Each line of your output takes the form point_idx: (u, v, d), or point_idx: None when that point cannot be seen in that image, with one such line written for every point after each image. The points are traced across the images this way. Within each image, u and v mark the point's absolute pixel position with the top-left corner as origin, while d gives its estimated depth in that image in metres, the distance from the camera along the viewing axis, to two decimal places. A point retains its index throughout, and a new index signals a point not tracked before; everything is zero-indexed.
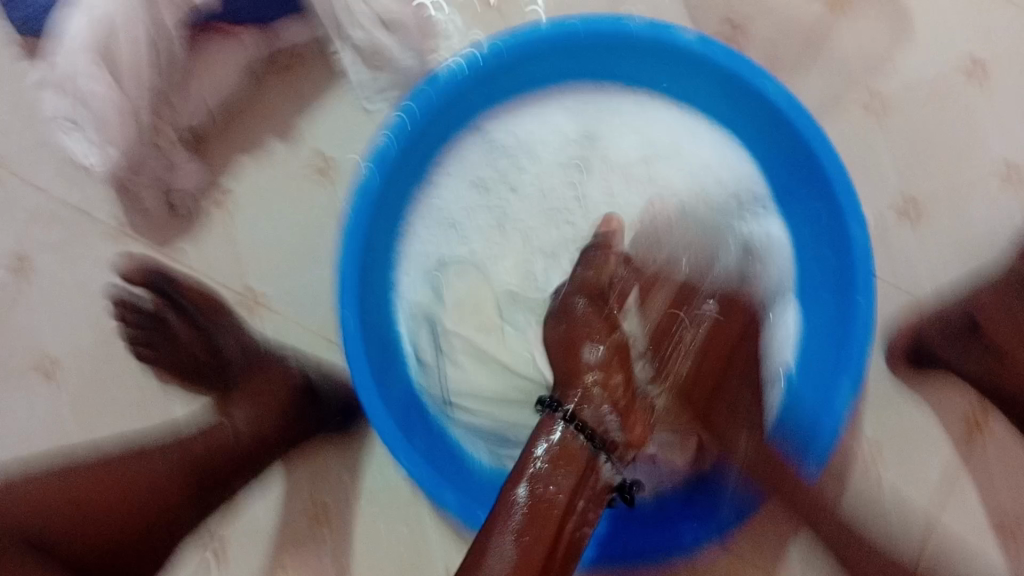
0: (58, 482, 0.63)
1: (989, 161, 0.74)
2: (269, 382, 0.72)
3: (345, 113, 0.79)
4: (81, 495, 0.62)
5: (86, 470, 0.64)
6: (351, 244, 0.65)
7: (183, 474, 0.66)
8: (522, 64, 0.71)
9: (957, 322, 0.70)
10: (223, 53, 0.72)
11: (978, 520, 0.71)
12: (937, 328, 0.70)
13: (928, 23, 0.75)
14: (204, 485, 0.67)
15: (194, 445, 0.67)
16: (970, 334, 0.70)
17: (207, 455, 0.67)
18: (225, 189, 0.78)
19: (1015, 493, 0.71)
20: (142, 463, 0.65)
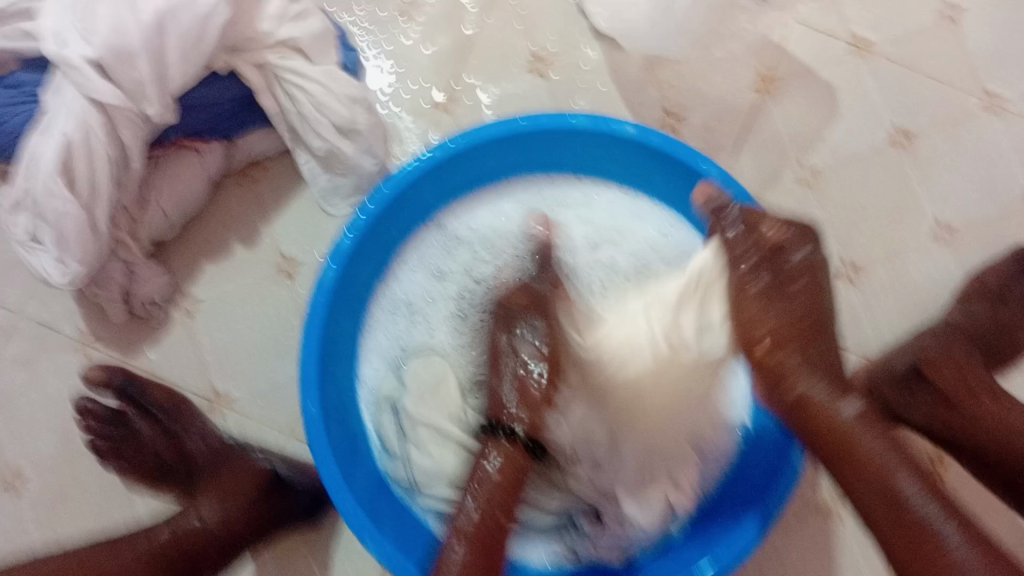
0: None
1: (924, 223, 0.81)
2: (238, 479, 0.71)
3: (304, 213, 0.82)
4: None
5: (61, 571, 0.61)
6: (311, 341, 0.66)
7: (153, 571, 0.64)
8: (471, 160, 0.73)
9: (904, 372, 0.71)
10: (186, 167, 0.77)
11: None
12: (888, 380, 0.72)
13: (851, 100, 0.83)
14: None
15: (164, 541, 0.66)
16: (916, 380, 0.69)
17: (177, 550, 0.66)
18: (191, 296, 0.81)
19: None
20: (110, 562, 0.63)
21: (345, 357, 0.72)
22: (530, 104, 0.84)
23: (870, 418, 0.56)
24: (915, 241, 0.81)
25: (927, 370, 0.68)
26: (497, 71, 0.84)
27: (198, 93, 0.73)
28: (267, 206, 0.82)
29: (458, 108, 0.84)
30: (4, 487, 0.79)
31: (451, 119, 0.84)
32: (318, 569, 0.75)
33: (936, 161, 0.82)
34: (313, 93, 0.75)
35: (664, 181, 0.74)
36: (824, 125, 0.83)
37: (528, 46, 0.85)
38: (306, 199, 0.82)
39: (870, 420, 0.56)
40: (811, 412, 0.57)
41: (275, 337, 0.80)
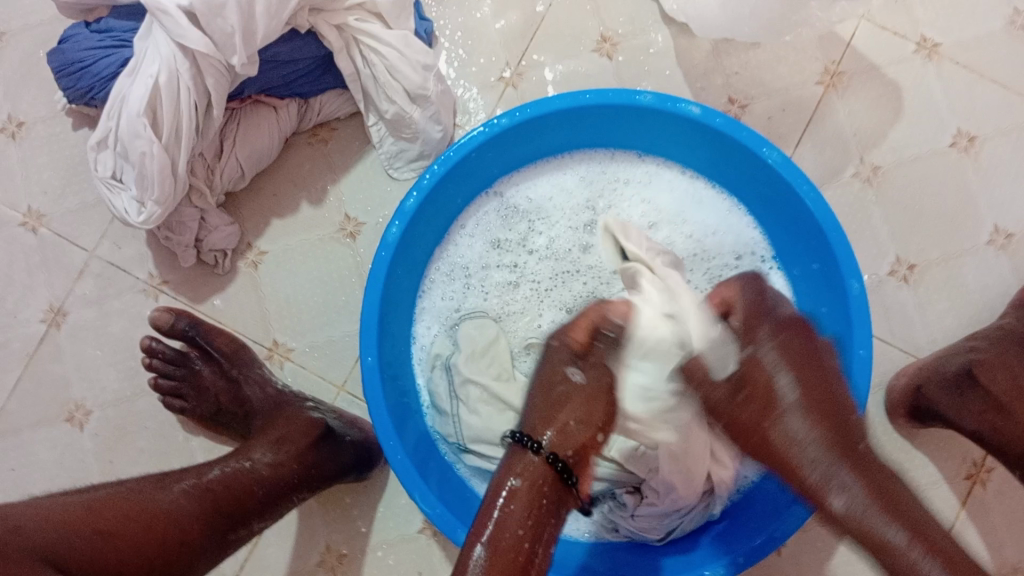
0: (82, 504, 0.59)
1: (983, 229, 0.81)
2: (291, 425, 0.73)
3: (368, 176, 0.84)
4: (110, 517, 0.58)
5: (113, 499, 0.60)
6: (373, 294, 0.69)
7: (202, 506, 0.63)
8: (537, 133, 0.74)
9: (954, 373, 0.71)
10: (261, 122, 0.80)
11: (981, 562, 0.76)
12: (939, 378, 0.72)
13: (916, 100, 0.84)
14: (225, 518, 0.64)
15: (214, 481, 0.66)
16: (967, 384, 0.70)
17: (227, 490, 0.65)
18: (256, 249, 0.84)
19: (1016, 540, 0.77)
20: (160, 496, 0.62)
21: (403, 316, 0.75)
22: (593, 82, 0.86)
23: (869, 499, 0.47)
24: (972, 245, 0.81)
25: (979, 372, 0.70)
26: (565, 51, 0.86)
27: (274, 51, 0.76)
28: (335, 166, 0.84)
29: (525, 83, 0.86)
30: (67, 419, 0.82)
31: (515, 93, 0.86)
32: (362, 518, 0.79)
33: (998, 167, 0.83)
34: (386, 58, 0.78)
35: (729, 167, 0.75)
36: (887, 124, 0.83)
37: (598, 26, 0.86)
38: (371, 162, 0.84)
39: (869, 502, 0.48)
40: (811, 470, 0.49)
41: (335, 294, 0.83)
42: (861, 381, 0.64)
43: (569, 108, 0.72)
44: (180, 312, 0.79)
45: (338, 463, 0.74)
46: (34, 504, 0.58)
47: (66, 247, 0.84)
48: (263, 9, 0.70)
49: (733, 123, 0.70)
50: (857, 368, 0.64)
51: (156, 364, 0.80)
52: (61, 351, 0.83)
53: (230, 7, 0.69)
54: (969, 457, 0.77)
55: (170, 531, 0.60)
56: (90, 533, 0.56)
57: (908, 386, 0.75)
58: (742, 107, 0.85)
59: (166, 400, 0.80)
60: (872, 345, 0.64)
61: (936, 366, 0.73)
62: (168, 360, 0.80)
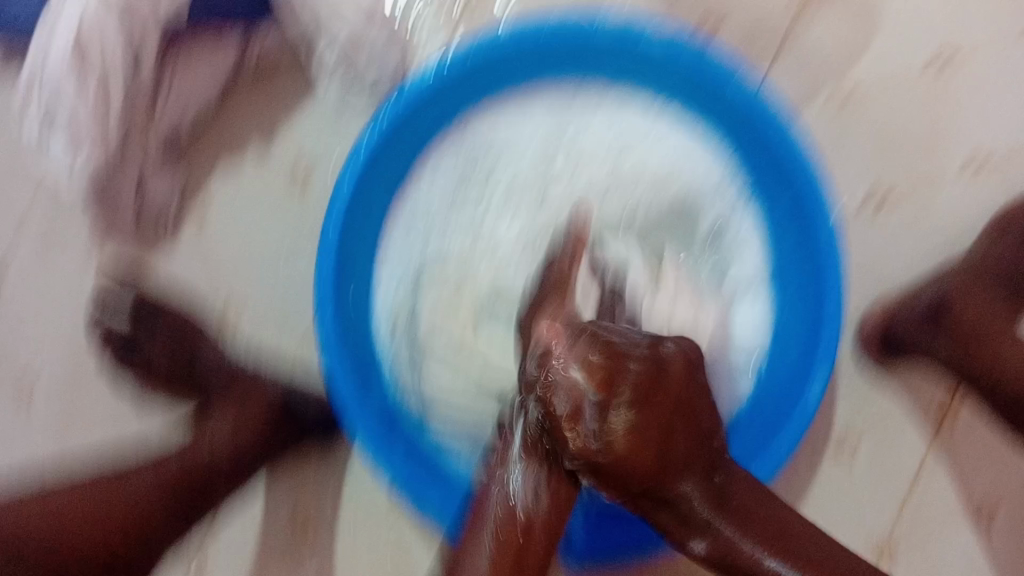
0: (42, 496, 0.62)
1: (958, 152, 0.80)
2: (248, 397, 0.75)
3: (317, 120, 0.79)
4: (72, 505, 0.62)
5: (71, 488, 0.63)
6: (321, 264, 0.66)
7: (167, 481, 0.67)
8: (493, 68, 0.70)
9: (923, 308, 0.74)
10: (197, 67, 0.75)
11: (948, 496, 0.78)
12: (911, 317, 0.74)
13: (896, 16, 0.79)
14: (187, 496, 0.68)
15: (169, 462, 0.69)
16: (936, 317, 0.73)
17: (186, 471, 0.69)
18: (202, 204, 0.79)
19: (986, 476, 0.78)
20: (123, 481, 0.65)
21: (359, 275, 0.72)
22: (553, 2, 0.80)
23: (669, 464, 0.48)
24: (946, 170, 0.79)
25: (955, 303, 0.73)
26: None
27: None
28: (281, 112, 0.79)
29: (482, 11, 0.79)
30: (17, 389, 0.79)
31: (476, 15, 0.79)
32: (330, 477, 0.78)
33: (977, 87, 0.80)
34: None
35: (706, 96, 0.70)
36: (863, 46, 0.79)
37: None
38: (321, 106, 0.79)
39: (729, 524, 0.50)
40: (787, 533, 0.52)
41: (284, 250, 0.79)
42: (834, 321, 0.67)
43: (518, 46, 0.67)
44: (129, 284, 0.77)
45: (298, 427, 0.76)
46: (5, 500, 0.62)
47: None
48: None
49: (703, 55, 0.67)
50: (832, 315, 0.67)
51: (106, 339, 0.78)
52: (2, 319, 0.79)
53: None
54: (937, 398, 0.78)
55: (132, 513, 0.63)
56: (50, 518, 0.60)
57: (879, 329, 0.77)
58: (717, 24, 0.79)
59: (118, 365, 0.78)
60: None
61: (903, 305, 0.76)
62: (121, 326, 0.77)
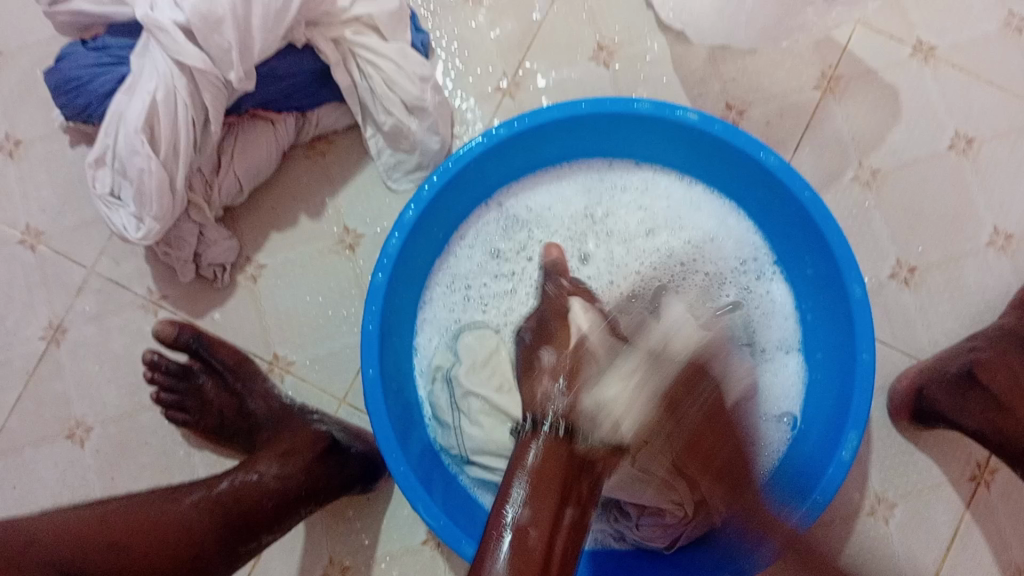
0: (99, 511, 0.60)
1: (982, 229, 0.82)
2: (297, 439, 0.74)
3: (367, 187, 0.84)
4: (127, 530, 0.59)
5: (120, 509, 0.61)
6: (372, 308, 0.69)
7: (205, 520, 0.62)
8: (535, 140, 0.74)
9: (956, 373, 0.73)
10: (258, 136, 0.80)
11: (987, 567, 0.77)
12: (942, 380, 0.74)
13: (914, 103, 0.84)
14: (236, 527, 0.64)
15: (220, 489, 0.66)
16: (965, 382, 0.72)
17: (236, 501, 0.65)
18: (256, 264, 0.84)
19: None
20: (171, 506, 0.62)
21: (403, 327, 0.74)
22: (587, 89, 0.86)
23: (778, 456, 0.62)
24: (970, 246, 0.82)
25: (979, 372, 0.71)
26: (561, 58, 0.86)
27: (270, 66, 0.75)
28: (333, 179, 0.85)
29: (522, 93, 0.86)
30: (67, 437, 0.82)
31: (513, 103, 0.86)
32: (365, 530, 0.78)
33: (997, 169, 0.83)
34: (384, 70, 0.77)
35: (731, 177, 0.75)
36: (884, 128, 0.84)
37: (597, 35, 0.86)
38: (368, 176, 0.85)
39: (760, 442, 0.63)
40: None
41: (333, 307, 0.83)
42: (864, 383, 0.65)
43: (566, 117, 0.72)
44: (180, 324, 0.81)
45: (346, 477, 0.74)
46: (63, 515, 0.59)
47: (65, 264, 0.84)
48: (259, 24, 0.69)
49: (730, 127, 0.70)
50: (861, 373, 0.65)
51: (156, 383, 0.80)
52: (60, 368, 0.83)
53: (226, 21, 0.67)
54: (972, 459, 0.78)
55: (183, 543, 0.60)
56: (102, 546, 0.57)
57: (913, 386, 0.76)
58: (740, 113, 0.85)
59: (168, 414, 0.80)
60: (875, 349, 0.65)
61: (942, 367, 0.75)
62: (170, 374, 0.80)
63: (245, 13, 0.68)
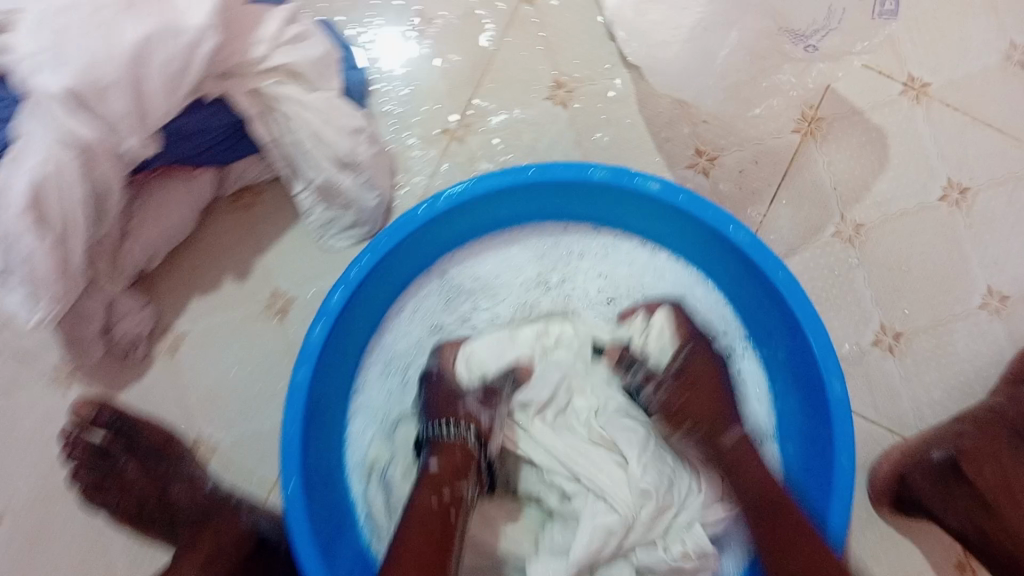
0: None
1: (975, 291, 0.75)
2: (221, 539, 0.66)
3: (298, 246, 0.76)
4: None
5: None
6: (294, 410, 0.61)
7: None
8: (479, 206, 0.66)
9: (941, 463, 0.66)
10: (171, 196, 0.71)
11: None
12: (924, 471, 0.67)
13: (902, 147, 0.76)
14: None
15: None
16: (952, 474, 0.66)
17: None
18: (178, 333, 0.76)
19: None
20: None
21: (331, 417, 0.67)
22: (540, 130, 0.77)
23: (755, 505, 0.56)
24: (961, 309, 0.75)
25: (965, 464, 0.65)
26: (513, 98, 0.77)
27: (177, 123, 0.65)
28: (261, 236, 0.76)
29: (471, 136, 0.77)
30: None
31: (461, 147, 0.77)
32: None
33: (992, 221, 0.76)
34: (311, 125, 0.68)
35: (698, 244, 0.68)
36: (870, 176, 0.76)
37: (552, 71, 0.77)
38: (301, 232, 0.76)
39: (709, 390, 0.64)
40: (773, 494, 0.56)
41: (263, 380, 0.75)
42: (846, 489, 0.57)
43: (513, 185, 0.64)
44: (99, 403, 0.73)
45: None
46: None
47: None
48: (158, 88, 0.60)
49: (698, 199, 0.63)
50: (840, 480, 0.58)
51: (75, 457, 0.72)
52: None
53: (115, 87, 0.58)
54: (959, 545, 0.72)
55: None
56: None
57: (894, 474, 0.70)
58: (711, 160, 0.76)
59: (86, 496, 0.71)
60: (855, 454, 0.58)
61: (922, 452, 0.69)
62: (88, 454, 0.72)
63: (137, 75, 0.58)
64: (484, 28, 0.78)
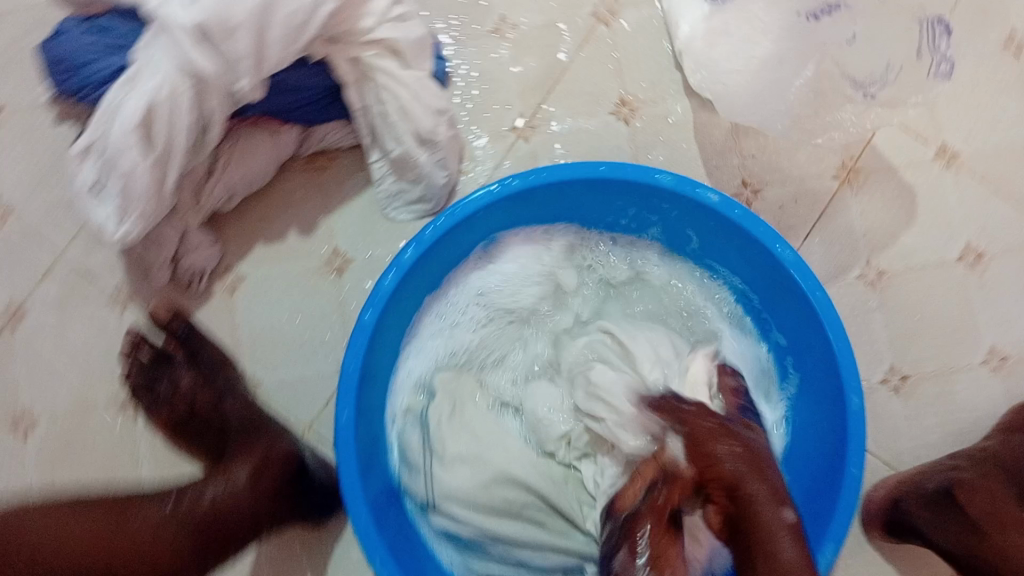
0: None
1: (980, 347, 0.81)
2: (268, 453, 0.69)
3: (363, 212, 0.81)
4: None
5: (75, 527, 0.59)
6: (356, 348, 0.67)
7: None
8: (547, 195, 0.72)
9: (934, 491, 0.71)
10: (256, 143, 0.76)
11: None
12: (919, 497, 0.72)
13: (930, 206, 0.83)
14: (211, 545, 0.64)
15: (198, 503, 0.65)
16: (945, 500, 0.70)
17: (211, 514, 0.64)
18: (236, 273, 0.80)
19: None
20: (121, 528, 0.60)
21: (386, 362, 0.72)
22: (599, 140, 0.83)
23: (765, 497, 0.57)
24: (965, 362, 0.80)
25: (958, 491, 0.70)
26: (580, 109, 0.83)
27: (282, 78, 0.71)
28: (329, 196, 0.81)
29: (536, 137, 0.83)
30: (10, 427, 0.77)
31: (526, 146, 0.83)
32: None
33: (1004, 287, 0.82)
34: (400, 98, 0.74)
35: (738, 261, 0.74)
36: (895, 228, 0.82)
37: (619, 89, 0.83)
38: (368, 199, 0.81)
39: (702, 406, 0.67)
40: (758, 528, 0.55)
41: (311, 330, 0.79)
42: (850, 500, 0.64)
43: (582, 180, 0.70)
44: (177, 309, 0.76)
45: (301, 499, 0.72)
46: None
47: (34, 248, 0.79)
48: (280, 34, 0.65)
49: (753, 217, 0.69)
50: (847, 490, 0.64)
51: (133, 356, 0.76)
52: (13, 353, 0.79)
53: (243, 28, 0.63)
54: None
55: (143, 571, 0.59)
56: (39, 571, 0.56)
57: (888, 500, 0.75)
58: (755, 191, 0.82)
59: (137, 394, 0.75)
60: (865, 465, 0.65)
61: (920, 484, 0.74)
62: (150, 358, 0.75)
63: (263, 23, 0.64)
64: (562, 37, 0.84)
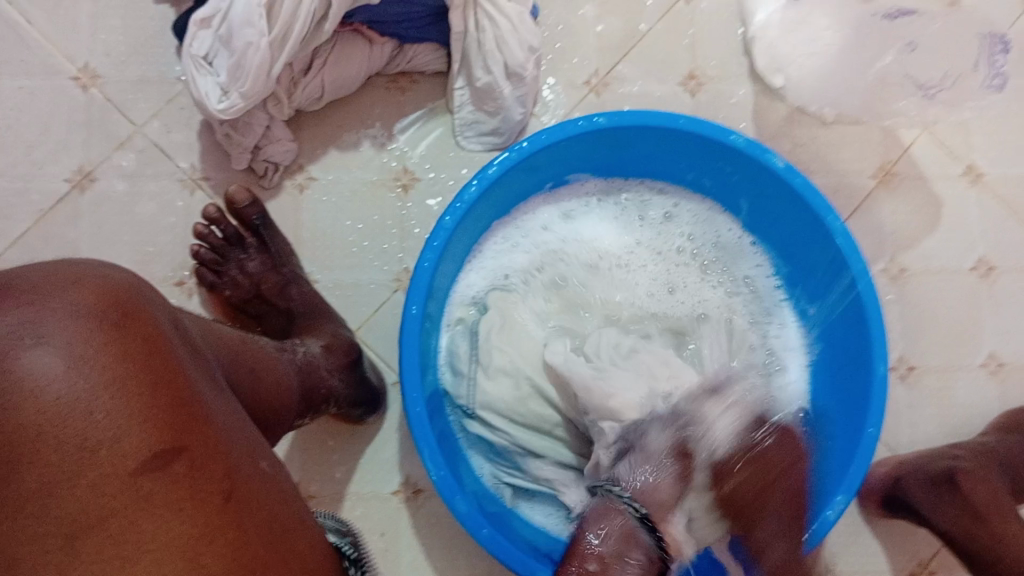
0: (144, 329, 0.42)
1: (982, 350, 0.88)
2: (334, 338, 0.73)
3: (437, 135, 0.85)
4: (181, 473, 0.39)
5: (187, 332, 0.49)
6: (432, 248, 0.70)
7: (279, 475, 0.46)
8: (624, 139, 0.76)
9: (938, 475, 0.76)
10: (353, 49, 0.79)
11: None
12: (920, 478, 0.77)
13: (954, 217, 0.89)
14: (310, 396, 0.66)
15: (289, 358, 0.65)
16: (947, 486, 0.75)
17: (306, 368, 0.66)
18: (307, 174, 0.83)
19: None
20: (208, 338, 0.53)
21: (450, 272, 0.77)
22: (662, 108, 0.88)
23: None
24: (966, 362, 0.87)
25: (963, 479, 0.74)
26: (652, 75, 0.88)
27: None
28: (407, 116, 0.85)
29: (607, 94, 0.88)
30: None
31: (597, 100, 0.88)
32: (342, 464, 0.80)
33: (1010, 300, 0.89)
34: (498, 27, 0.79)
35: (787, 229, 0.78)
36: (922, 232, 0.88)
37: (690, 63, 0.89)
38: (443, 126, 0.85)
39: None
40: None
41: (371, 238, 0.83)
42: (866, 454, 0.68)
43: (660, 128, 0.74)
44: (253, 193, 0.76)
45: (356, 390, 0.74)
46: (68, 328, 0.39)
47: (114, 116, 0.81)
48: None
49: (813, 188, 0.72)
50: (864, 448, 0.68)
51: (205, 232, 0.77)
52: (78, 215, 0.80)
53: None
54: (917, 554, 0.84)
55: (277, 395, 0.59)
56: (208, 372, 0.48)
57: (889, 475, 0.80)
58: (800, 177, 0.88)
59: (204, 269, 0.78)
60: (882, 427, 0.68)
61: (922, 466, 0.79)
62: (225, 237, 0.77)
63: None
64: (644, 7, 0.89)
